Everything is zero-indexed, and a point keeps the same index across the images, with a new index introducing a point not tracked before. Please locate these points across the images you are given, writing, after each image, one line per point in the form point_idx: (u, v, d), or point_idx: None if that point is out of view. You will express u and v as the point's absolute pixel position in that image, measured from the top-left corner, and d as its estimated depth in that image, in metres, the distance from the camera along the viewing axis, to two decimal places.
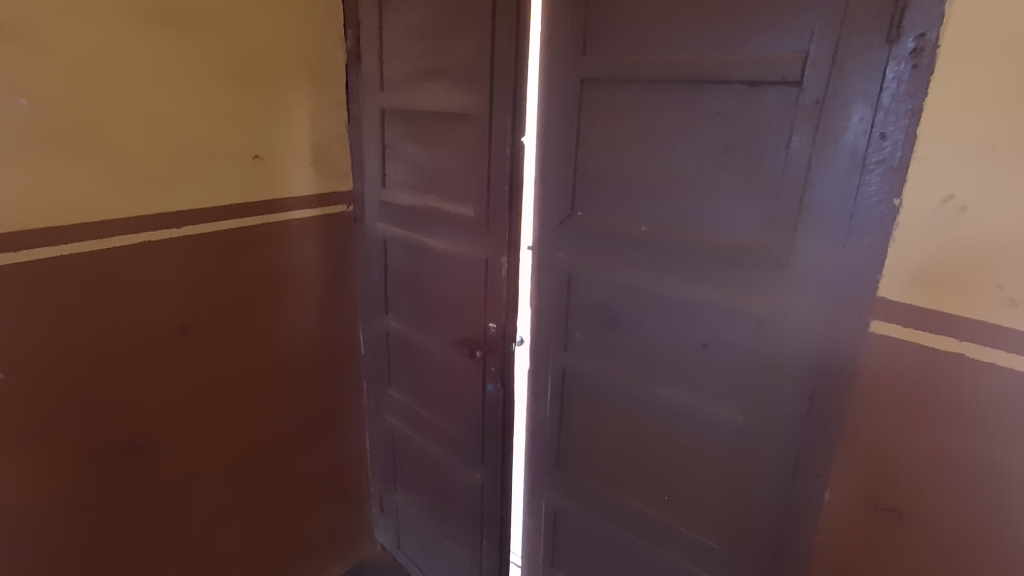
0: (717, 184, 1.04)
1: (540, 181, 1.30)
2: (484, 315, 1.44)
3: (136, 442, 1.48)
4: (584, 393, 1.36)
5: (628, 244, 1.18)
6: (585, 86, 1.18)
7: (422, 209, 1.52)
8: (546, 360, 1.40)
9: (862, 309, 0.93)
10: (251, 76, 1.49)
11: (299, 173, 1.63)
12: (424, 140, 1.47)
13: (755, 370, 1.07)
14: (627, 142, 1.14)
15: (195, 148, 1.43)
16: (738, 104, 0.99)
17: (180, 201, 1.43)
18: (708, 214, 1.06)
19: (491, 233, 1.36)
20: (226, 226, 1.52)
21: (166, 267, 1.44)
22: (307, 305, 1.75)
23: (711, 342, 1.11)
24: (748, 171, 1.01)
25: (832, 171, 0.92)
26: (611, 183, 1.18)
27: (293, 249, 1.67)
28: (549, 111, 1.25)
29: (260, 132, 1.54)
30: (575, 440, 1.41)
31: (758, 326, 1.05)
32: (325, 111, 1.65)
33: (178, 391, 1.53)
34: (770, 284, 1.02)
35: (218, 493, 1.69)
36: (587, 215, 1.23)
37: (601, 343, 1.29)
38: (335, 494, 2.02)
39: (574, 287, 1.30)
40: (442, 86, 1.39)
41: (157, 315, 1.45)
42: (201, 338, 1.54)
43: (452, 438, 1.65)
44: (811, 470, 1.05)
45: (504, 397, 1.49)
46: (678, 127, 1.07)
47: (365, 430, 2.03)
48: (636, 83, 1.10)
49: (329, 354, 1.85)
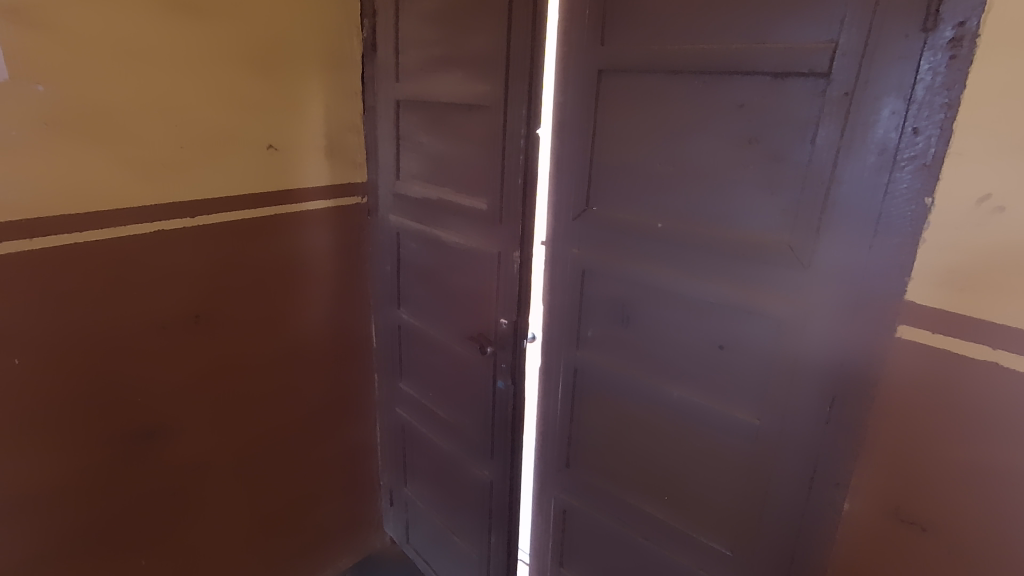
0: (737, 179, 1.01)
1: (555, 175, 1.27)
2: (496, 310, 1.42)
3: (148, 430, 1.50)
4: (596, 392, 1.33)
5: (643, 240, 1.15)
6: (604, 76, 1.14)
7: (436, 201, 1.49)
8: (557, 357, 1.38)
9: (887, 311, 0.89)
10: (266, 65, 1.48)
11: (313, 163, 1.62)
12: (439, 131, 1.45)
13: (773, 373, 1.04)
14: (645, 136, 1.11)
15: (209, 137, 1.42)
16: (762, 97, 0.95)
17: (194, 190, 1.43)
18: (727, 211, 1.03)
19: (504, 227, 1.34)
20: (240, 216, 1.52)
21: (179, 256, 1.44)
22: (319, 296, 1.75)
23: (727, 342, 1.08)
24: (771, 167, 0.97)
25: (859, 167, 0.88)
26: (628, 176, 1.15)
27: (306, 240, 1.67)
28: (565, 102, 1.22)
29: (275, 121, 1.53)
30: (586, 438, 1.39)
31: (777, 327, 1.01)
32: (339, 100, 1.64)
33: (191, 379, 1.54)
34: (791, 284, 0.98)
35: (229, 481, 1.71)
36: (601, 210, 1.20)
37: (614, 341, 1.26)
38: (345, 485, 2.02)
39: (588, 283, 1.27)
40: (457, 76, 1.36)
41: (170, 304, 1.45)
42: (214, 327, 1.55)
43: (462, 433, 1.64)
44: (830, 477, 1.02)
45: (514, 394, 1.47)
46: (698, 120, 1.03)
47: (376, 422, 2.03)
48: (656, 74, 1.07)
49: (341, 345, 1.85)
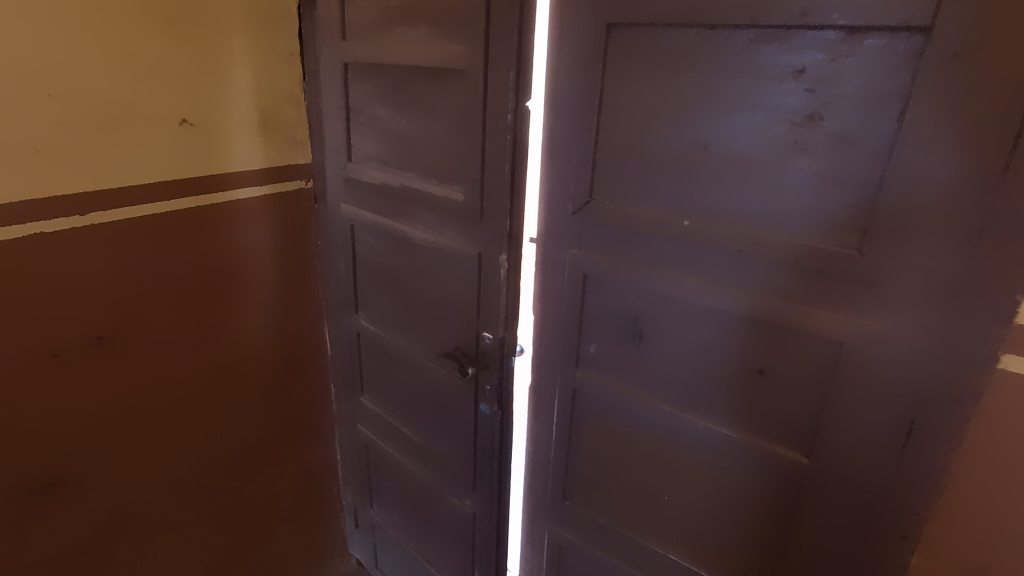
0: (792, 168, 0.79)
1: (548, 158, 1.02)
2: (478, 322, 1.18)
3: (45, 480, 1.21)
4: (600, 416, 1.12)
5: (664, 242, 0.93)
6: (614, 32, 0.89)
7: (399, 191, 1.23)
8: (552, 376, 1.16)
9: (990, 340, 0.71)
10: (172, 17, 1.16)
11: (243, 142, 1.32)
12: (400, 104, 1.18)
13: (828, 407, 0.84)
14: (668, 109, 0.87)
15: (100, 111, 1.11)
16: (829, 61, 0.73)
17: (83, 180, 1.11)
18: (775, 207, 0.82)
19: (486, 223, 1.09)
20: (151, 212, 1.21)
21: (70, 267, 1.13)
22: (260, 302, 1.46)
23: (769, 367, 0.89)
24: (840, 154, 0.75)
25: (963, 153, 0.68)
26: (644, 162, 0.92)
27: (240, 238, 1.37)
28: (561, 66, 0.96)
29: (189, 90, 1.21)
30: (587, 469, 1.18)
31: (837, 353, 0.82)
32: (273, 63, 1.33)
33: (99, 416, 1.25)
34: (856, 301, 0.79)
35: (160, 527, 1.43)
36: (609, 203, 0.97)
37: (623, 360, 1.05)
38: (302, 513, 1.76)
39: (590, 291, 1.05)
40: (422, 33, 1.08)
41: (63, 327, 1.15)
42: (125, 350, 1.25)
43: (438, 460, 1.40)
44: (895, 528, 0.84)
45: (502, 420, 1.23)
46: (744, 91, 0.80)
47: (334, 439, 1.77)
48: (685, 29, 0.83)
49: (288, 356, 1.58)
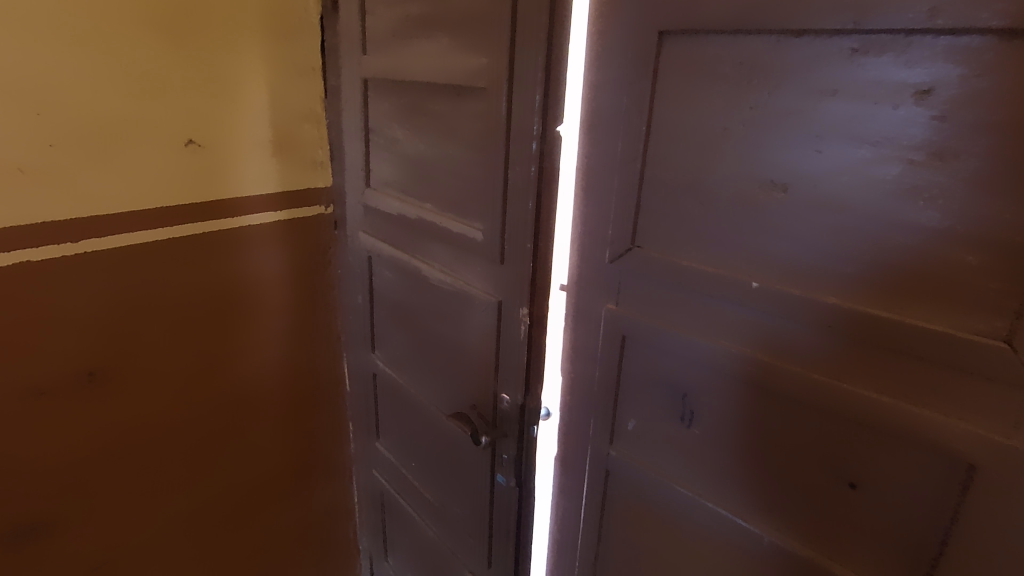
0: (906, 222, 0.58)
1: (582, 193, 0.85)
2: (496, 381, 1.01)
3: (31, 525, 1.11)
4: (637, 505, 0.92)
5: (724, 305, 0.73)
6: (666, 40, 0.71)
7: (417, 224, 1.08)
8: (582, 449, 0.97)
9: None
10: (177, 29, 1.06)
11: (255, 163, 1.22)
12: (417, 125, 1.03)
13: (950, 548, 0.62)
14: (735, 138, 0.68)
15: (97, 130, 1.02)
16: (970, 77, 0.52)
17: (78, 204, 1.03)
18: (880, 273, 0.60)
19: (507, 267, 0.92)
20: (152, 238, 1.12)
21: (60, 297, 1.04)
22: (272, 334, 1.36)
23: (864, 481, 0.67)
24: (982, 207, 0.54)
25: None
26: (701, 203, 0.73)
27: (250, 265, 1.27)
28: (600, 83, 0.79)
29: (197, 107, 1.12)
30: (621, 565, 0.97)
31: (967, 479, 0.59)
32: (291, 79, 1.23)
33: (91, 455, 1.15)
34: (998, 412, 0.56)
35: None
36: (656, 251, 0.79)
37: (667, 441, 0.85)
38: (314, 561, 1.63)
39: (630, 355, 0.86)
40: (442, 45, 0.94)
41: (53, 361, 1.06)
42: (120, 386, 1.16)
43: (452, 527, 1.23)
44: None
45: (522, 496, 1.05)
46: (839, 117, 0.60)
47: (351, 480, 1.64)
48: (761, 37, 0.64)
49: (303, 390, 1.46)
